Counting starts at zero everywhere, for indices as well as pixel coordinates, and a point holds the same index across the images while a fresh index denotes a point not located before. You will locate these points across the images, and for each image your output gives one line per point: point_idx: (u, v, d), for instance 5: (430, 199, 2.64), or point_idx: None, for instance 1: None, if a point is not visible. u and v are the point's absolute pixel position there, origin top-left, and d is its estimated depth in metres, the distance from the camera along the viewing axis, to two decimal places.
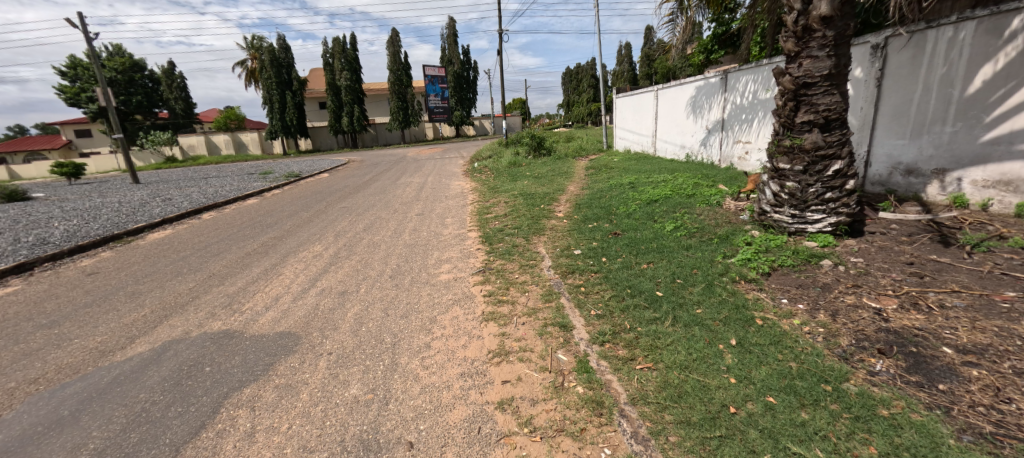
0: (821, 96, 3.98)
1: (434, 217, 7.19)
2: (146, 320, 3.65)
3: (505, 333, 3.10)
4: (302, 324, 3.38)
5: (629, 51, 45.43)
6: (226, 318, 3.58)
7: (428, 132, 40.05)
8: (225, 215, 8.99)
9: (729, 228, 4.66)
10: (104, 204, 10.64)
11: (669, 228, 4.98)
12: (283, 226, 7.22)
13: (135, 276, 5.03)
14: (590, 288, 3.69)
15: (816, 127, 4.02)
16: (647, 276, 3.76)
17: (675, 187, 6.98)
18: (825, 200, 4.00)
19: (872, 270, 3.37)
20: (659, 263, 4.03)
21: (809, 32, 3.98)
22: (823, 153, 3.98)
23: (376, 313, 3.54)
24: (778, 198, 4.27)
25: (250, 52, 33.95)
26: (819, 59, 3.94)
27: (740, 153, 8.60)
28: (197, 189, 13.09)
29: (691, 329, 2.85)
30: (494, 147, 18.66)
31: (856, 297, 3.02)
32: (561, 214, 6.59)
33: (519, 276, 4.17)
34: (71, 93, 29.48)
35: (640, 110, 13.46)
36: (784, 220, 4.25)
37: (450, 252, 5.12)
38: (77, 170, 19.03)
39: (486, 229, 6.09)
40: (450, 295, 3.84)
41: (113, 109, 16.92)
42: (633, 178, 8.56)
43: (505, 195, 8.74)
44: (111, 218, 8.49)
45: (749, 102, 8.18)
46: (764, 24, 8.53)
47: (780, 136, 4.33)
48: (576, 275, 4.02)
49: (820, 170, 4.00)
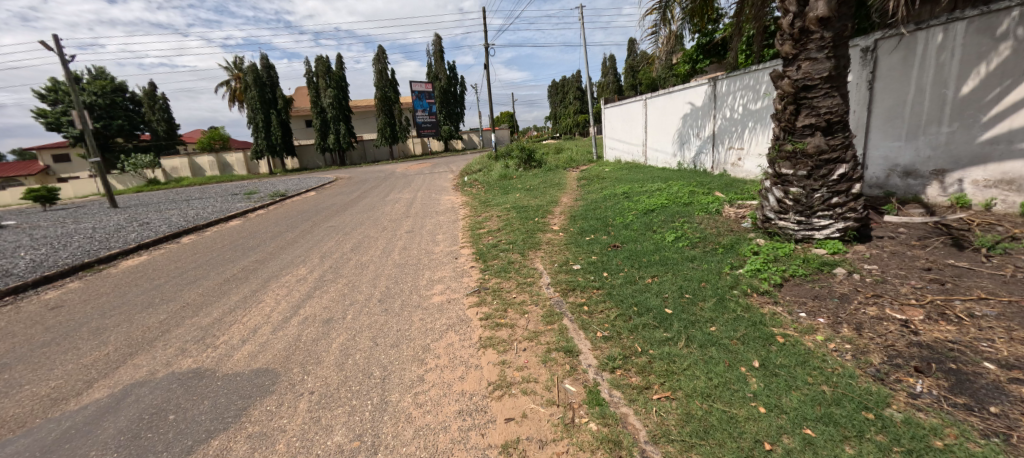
0: (822, 98, 3.83)
1: (424, 234, 6.94)
2: (108, 361, 3.32)
3: (506, 361, 2.84)
4: (282, 359, 3.08)
5: (614, 64, 46.09)
6: (198, 354, 3.27)
7: (416, 148, 39.99)
8: (205, 238, 8.64)
9: (733, 237, 4.50)
10: (77, 231, 10.22)
11: (670, 239, 4.83)
12: (266, 248, 6.91)
13: (103, 308, 4.71)
14: (595, 306, 3.48)
15: (819, 131, 3.87)
16: (653, 291, 3.57)
17: (672, 196, 6.86)
18: (832, 205, 3.85)
19: (888, 277, 3.21)
20: (664, 276, 3.85)
21: (806, 33, 3.81)
22: (827, 156, 3.84)
23: (365, 343, 3.25)
24: (783, 204, 4.11)
25: (234, 72, 33.65)
26: (818, 61, 3.77)
27: (733, 160, 8.56)
28: (177, 212, 12.65)
29: (707, 350, 2.62)
30: (482, 160, 18.49)
31: (879, 309, 2.82)
32: (557, 227, 6.39)
33: (517, 295, 3.92)
34: (50, 118, 29.04)
35: (629, 120, 13.45)
36: (790, 227, 4.08)
37: (443, 271, 4.86)
38: (52, 194, 18.57)
39: (480, 244, 5.84)
40: (444, 320, 3.58)
41: (90, 133, 16.45)
42: (626, 188, 8.41)
43: (497, 209, 8.52)
44: (83, 246, 8.09)
45: (739, 111, 8.19)
46: (750, 31, 8.58)
47: (781, 141, 4.17)
48: (578, 292, 3.83)
49: (825, 175, 3.85)
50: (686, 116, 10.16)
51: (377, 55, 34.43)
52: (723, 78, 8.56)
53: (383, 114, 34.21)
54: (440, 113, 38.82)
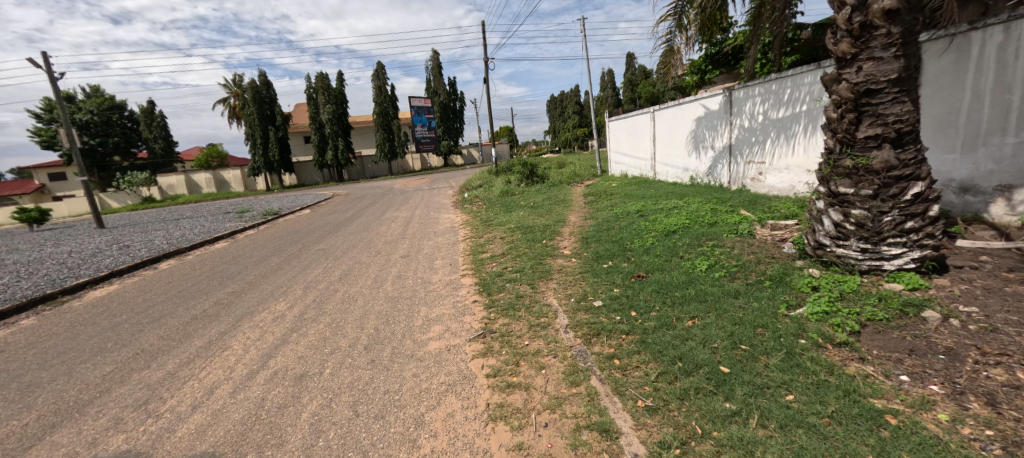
0: (889, 104, 3.23)
1: (421, 258, 6.32)
2: (22, 439, 2.66)
3: (523, 444, 2.18)
4: (236, 439, 2.43)
5: (612, 78, 46.15)
6: (134, 430, 2.62)
7: (415, 163, 39.57)
8: (184, 264, 7.98)
9: (780, 267, 3.85)
10: (51, 255, 9.57)
11: (703, 268, 4.19)
12: (246, 277, 6.26)
13: (45, 355, 4.05)
14: (628, 360, 2.82)
15: (887, 142, 3.25)
16: (699, 339, 2.92)
17: (693, 215, 6.25)
18: (905, 230, 3.22)
19: (999, 324, 2.57)
20: (707, 318, 3.20)
21: (869, 29, 3.21)
22: (898, 173, 3.22)
23: (343, 412, 2.59)
24: (842, 229, 3.46)
25: (232, 89, 33.39)
26: (884, 61, 3.18)
27: (753, 174, 7.98)
28: (162, 234, 12.01)
29: (794, 435, 1.97)
30: (482, 176, 17.97)
31: (1008, 372, 2.18)
32: (568, 251, 5.77)
33: (529, 343, 3.27)
34: (45, 136, 28.68)
35: (636, 133, 12.93)
36: (852, 256, 3.44)
37: (441, 308, 4.22)
38: (42, 215, 18.06)
39: (483, 273, 5.22)
40: (443, 377, 2.93)
41: (78, 151, 15.94)
42: (639, 205, 7.79)
43: (500, 229, 7.91)
44: (49, 274, 7.43)
45: (759, 122, 7.63)
46: (767, 38, 8.08)
47: (836, 155, 3.55)
48: (604, 339, 3.17)
49: (896, 194, 3.23)
50: (699, 130, 9.61)
51: (376, 71, 34.24)
52: (740, 87, 8.04)
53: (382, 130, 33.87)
54: (440, 128, 38.56)
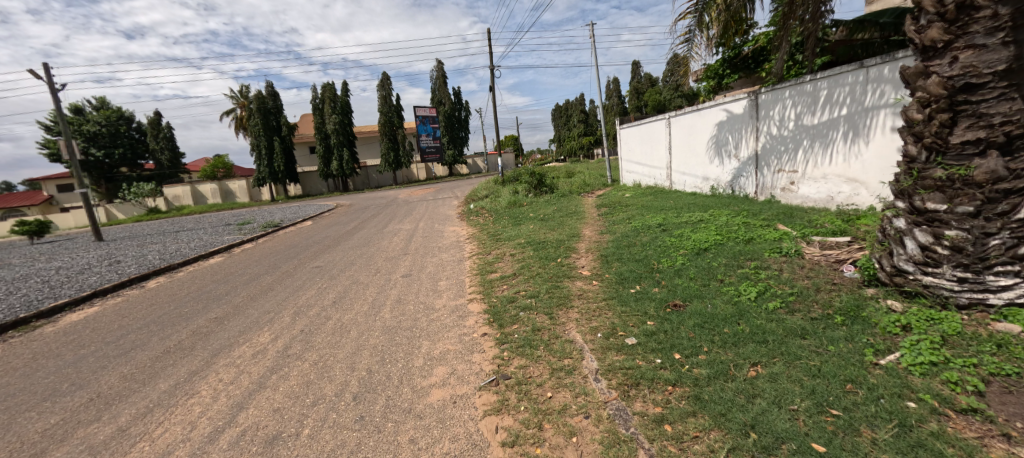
0: (994, 102, 2.62)
1: (424, 278, 5.75)
2: None
3: None
4: None
5: (618, 87, 45.80)
6: None
7: (420, 173, 39.21)
8: (173, 282, 7.47)
9: (848, 296, 3.23)
10: (38, 272, 9.10)
11: (751, 295, 3.58)
12: (233, 299, 5.73)
13: None
14: (683, 426, 2.22)
15: (992, 149, 2.64)
16: (770, 397, 2.31)
17: (724, 230, 5.64)
18: (1019, 257, 2.60)
19: None
20: (772, 365, 2.60)
21: (969, 11, 2.63)
22: (1009, 186, 2.60)
23: None
24: (933, 254, 2.84)
25: (238, 100, 33.33)
26: (989, 49, 2.59)
27: (783, 183, 7.36)
28: (157, 248, 11.54)
29: None
30: (489, 186, 17.47)
31: None
32: (587, 271, 5.18)
33: (553, 395, 2.68)
34: (53, 148, 28.68)
35: (650, 140, 12.36)
36: (946, 286, 2.81)
37: (445, 342, 3.64)
38: (43, 228, 17.74)
39: (493, 297, 4.64)
40: (448, 444, 2.34)
41: (78, 163, 15.63)
42: (660, 218, 7.18)
43: (509, 244, 7.33)
44: (29, 294, 6.95)
45: (790, 127, 7.04)
46: (796, 38, 7.52)
47: (922, 163, 2.95)
48: (646, 392, 2.57)
49: (1006, 212, 2.61)
50: (721, 137, 9.03)
51: (381, 81, 34.09)
52: (767, 91, 7.46)
53: (386, 140, 33.65)
54: (445, 138, 38.28)
